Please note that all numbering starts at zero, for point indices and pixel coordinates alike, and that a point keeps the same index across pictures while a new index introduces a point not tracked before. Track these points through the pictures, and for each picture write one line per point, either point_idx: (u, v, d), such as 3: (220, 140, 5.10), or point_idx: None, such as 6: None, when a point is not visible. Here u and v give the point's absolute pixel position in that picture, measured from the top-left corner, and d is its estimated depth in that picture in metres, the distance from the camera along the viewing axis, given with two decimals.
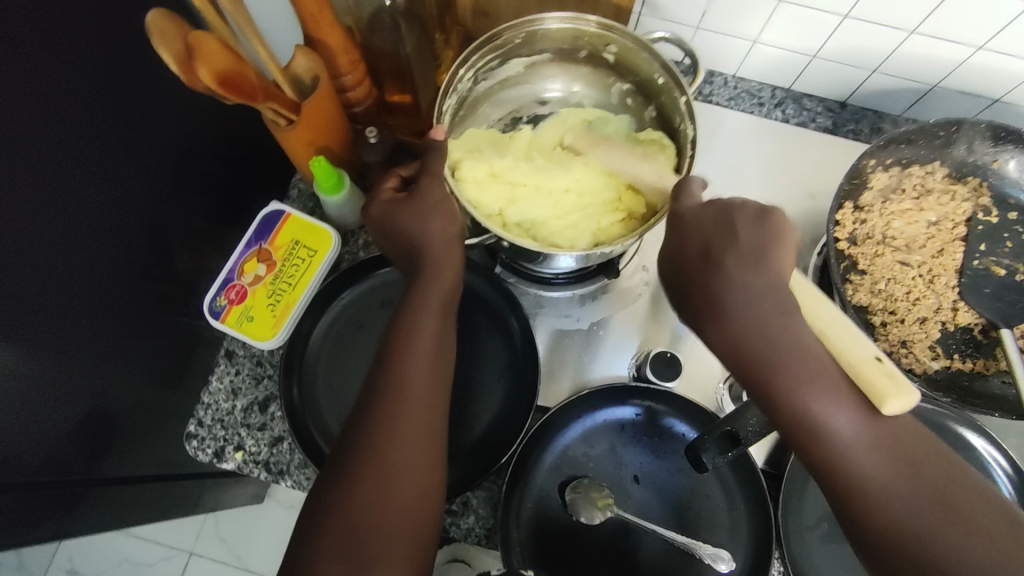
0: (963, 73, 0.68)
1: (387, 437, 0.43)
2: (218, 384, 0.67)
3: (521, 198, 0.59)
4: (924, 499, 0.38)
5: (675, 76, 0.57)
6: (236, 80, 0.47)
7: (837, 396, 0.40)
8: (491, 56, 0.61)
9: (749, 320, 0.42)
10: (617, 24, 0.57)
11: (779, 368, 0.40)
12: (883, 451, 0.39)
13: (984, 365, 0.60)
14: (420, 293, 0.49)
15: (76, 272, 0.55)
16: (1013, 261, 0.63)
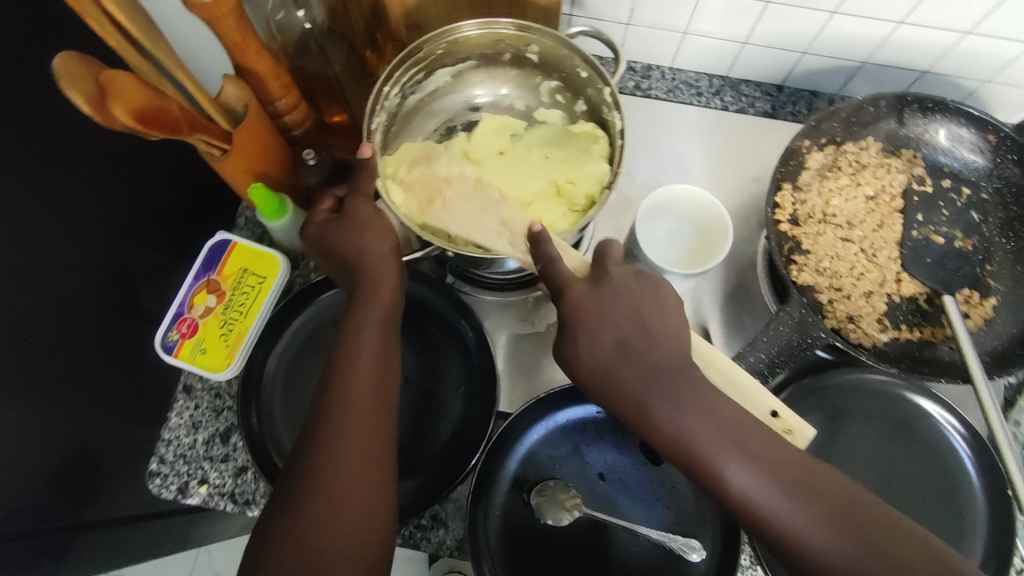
0: (889, 47, 0.69)
1: (334, 460, 0.43)
2: (178, 419, 0.66)
3: (473, 213, 0.59)
4: (854, 553, 0.41)
5: (598, 70, 0.58)
6: (154, 117, 0.47)
7: (754, 461, 0.43)
8: (415, 70, 0.62)
9: (677, 417, 0.44)
10: (532, 24, 0.59)
11: (713, 459, 0.44)
12: (812, 511, 0.42)
13: (931, 333, 0.61)
14: (357, 313, 0.49)
15: (33, 319, 0.54)
16: (950, 228, 0.64)
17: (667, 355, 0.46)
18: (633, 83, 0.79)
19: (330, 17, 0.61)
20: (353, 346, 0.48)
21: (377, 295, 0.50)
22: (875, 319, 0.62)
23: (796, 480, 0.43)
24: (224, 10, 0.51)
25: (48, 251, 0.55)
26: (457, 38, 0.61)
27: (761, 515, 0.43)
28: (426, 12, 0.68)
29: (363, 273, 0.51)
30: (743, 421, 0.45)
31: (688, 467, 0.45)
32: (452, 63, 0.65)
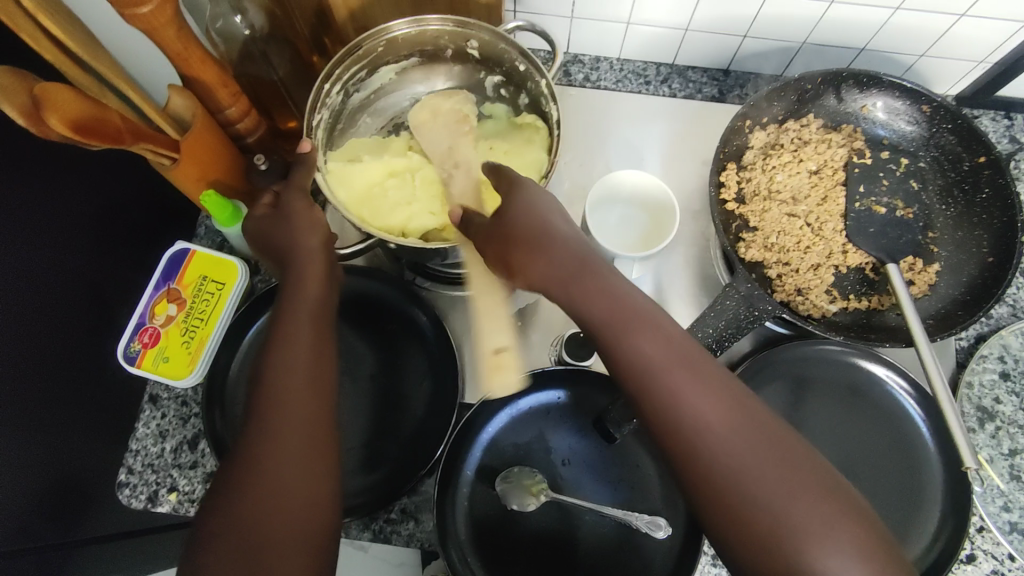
0: (824, 27, 0.71)
1: (272, 453, 0.43)
2: (145, 430, 0.66)
3: (417, 211, 0.61)
4: (779, 474, 0.41)
5: (530, 61, 0.62)
6: (94, 126, 0.48)
7: (669, 354, 0.44)
8: (357, 66, 0.65)
9: (633, 338, 0.45)
10: (468, 20, 0.62)
11: (656, 378, 0.44)
12: (721, 415, 0.43)
13: (878, 301, 0.63)
14: (287, 305, 0.50)
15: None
16: (892, 198, 0.66)
17: (613, 275, 0.48)
18: (582, 75, 0.80)
19: (271, 23, 0.62)
20: (286, 338, 0.48)
21: (304, 288, 0.51)
22: (823, 291, 0.63)
23: (731, 401, 0.43)
24: (162, 20, 0.52)
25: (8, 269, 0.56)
26: (397, 37, 0.65)
27: (693, 440, 0.42)
28: (371, 15, 0.69)
29: (292, 267, 0.52)
30: (691, 346, 0.45)
31: (638, 391, 0.44)
32: (394, 60, 0.69)
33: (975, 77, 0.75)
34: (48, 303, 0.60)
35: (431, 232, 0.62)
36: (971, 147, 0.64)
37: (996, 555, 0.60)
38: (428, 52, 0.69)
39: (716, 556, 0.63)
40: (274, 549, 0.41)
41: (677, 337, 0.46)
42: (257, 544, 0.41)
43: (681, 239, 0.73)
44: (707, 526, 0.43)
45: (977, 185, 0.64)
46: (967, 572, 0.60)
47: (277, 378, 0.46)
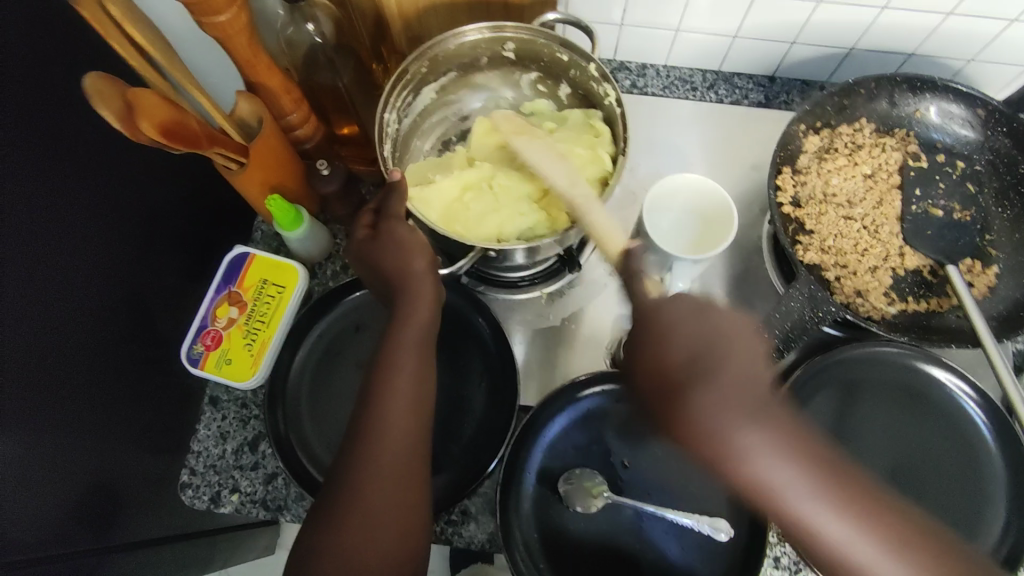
0: (874, 34, 0.72)
1: (372, 472, 0.47)
2: (206, 431, 0.67)
3: (508, 215, 0.63)
4: (866, 529, 0.41)
5: (575, 49, 0.63)
6: (178, 131, 0.50)
7: (789, 454, 0.41)
8: (404, 92, 0.66)
9: (752, 445, 0.41)
10: (506, 24, 0.64)
11: (752, 456, 0.41)
12: (829, 495, 0.41)
13: (937, 303, 0.63)
14: (397, 327, 0.52)
15: (67, 342, 0.56)
16: (948, 200, 0.67)
17: (730, 356, 0.44)
18: (629, 81, 0.81)
19: (337, 32, 0.64)
20: (392, 357, 0.51)
21: (412, 310, 0.53)
22: (881, 293, 0.63)
23: (800, 459, 0.41)
24: (236, 28, 0.53)
25: (77, 274, 0.57)
26: (440, 53, 0.66)
27: (779, 504, 0.41)
28: (426, 25, 0.71)
29: (403, 291, 0.54)
30: (761, 399, 0.43)
31: (712, 456, 0.42)
32: (434, 81, 0.70)
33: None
34: (107, 307, 0.61)
35: (526, 234, 0.64)
36: None
37: None
38: (466, 63, 0.70)
39: (778, 558, 0.63)
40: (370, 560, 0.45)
41: (746, 374, 0.43)
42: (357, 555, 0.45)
43: (733, 242, 0.74)
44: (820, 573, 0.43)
45: None
46: None
47: (383, 396, 0.49)
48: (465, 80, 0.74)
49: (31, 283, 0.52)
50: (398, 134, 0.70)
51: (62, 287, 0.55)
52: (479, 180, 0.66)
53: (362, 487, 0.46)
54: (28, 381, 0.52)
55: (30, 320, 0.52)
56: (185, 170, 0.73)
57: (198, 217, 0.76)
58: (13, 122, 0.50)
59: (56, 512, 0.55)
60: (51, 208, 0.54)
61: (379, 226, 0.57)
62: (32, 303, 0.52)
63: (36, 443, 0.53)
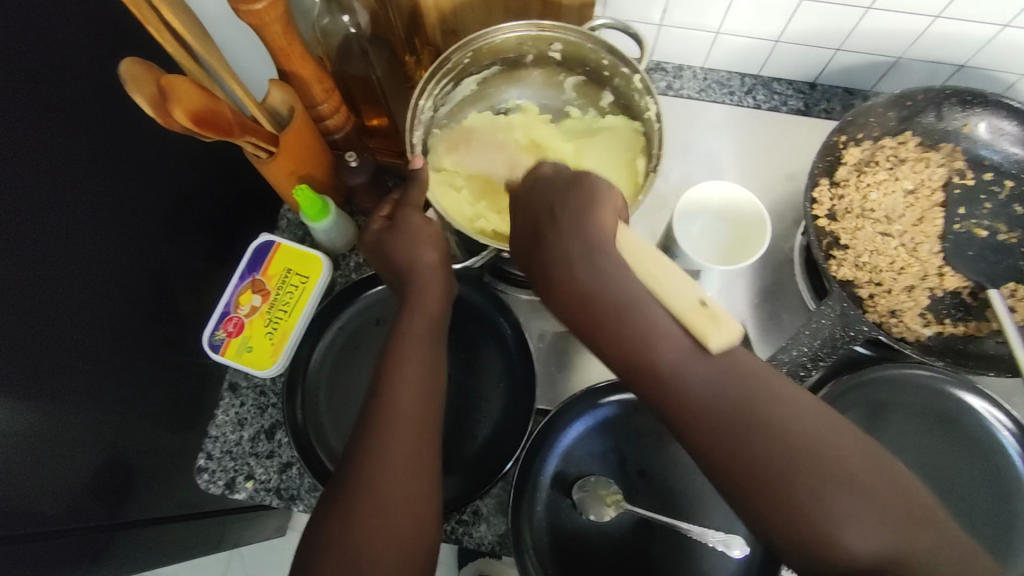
0: (924, 43, 0.69)
1: (381, 470, 0.45)
2: (224, 417, 0.68)
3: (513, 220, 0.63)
4: (773, 431, 0.37)
5: (621, 55, 0.62)
6: (211, 117, 0.50)
7: (723, 376, 0.38)
8: (445, 80, 0.65)
9: (692, 368, 0.39)
10: (557, 23, 0.63)
11: (667, 371, 0.39)
12: (733, 395, 0.38)
13: (977, 327, 0.61)
14: (407, 321, 0.52)
15: (86, 320, 0.56)
16: (994, 221, 0.64)
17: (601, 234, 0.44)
18: (665, 83, 0.80)
19: (373, 23, 0.63)
20: (403, 353, 0.50)
21: (424, 304, 0.53)
22: (916, 314, 0.61)
23: (750, 401, 0.38)
24: (273, 16, 0.53)
25: (99, 250, 0.57)
26: (483, 46, 0.65)
27: (724, 435, 0.37)
28: (461, 19, 0.70)
29: (411, 285, 0.54)
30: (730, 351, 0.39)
31: (650, 389, 0.40)
32: (476, 71, 0.69)
33: None
34: (127, 285, 0.61)
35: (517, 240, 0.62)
36: None
37: None
38: (510, 59, 0.69)
39: None
40: (385, 563, 0.44)
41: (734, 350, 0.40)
42: (373, 554, 0.43)
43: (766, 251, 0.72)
44: (747, 512, 0.37)
45: None
46: None
47: (393, 393, 0.48)
48: (506, 76, 0.73)
49: (52, 258, 0.52)
50: (433, 122, 0.69)
51: (83, 264, 0.55)
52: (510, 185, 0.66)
53: (373, 483, 0.45)
54: (44, 356, 0.52)
55: (51, 296, 0.52)
56: (215, 155, 0.74)
57: (226, 202, 0.76)
58: (45, 101, 0.50)
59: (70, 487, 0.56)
60: (76, 186, 0.54)
61: (396, 218, 0.57)
62: (54, 278, 0.52)
63: (51, 417, 0.53)
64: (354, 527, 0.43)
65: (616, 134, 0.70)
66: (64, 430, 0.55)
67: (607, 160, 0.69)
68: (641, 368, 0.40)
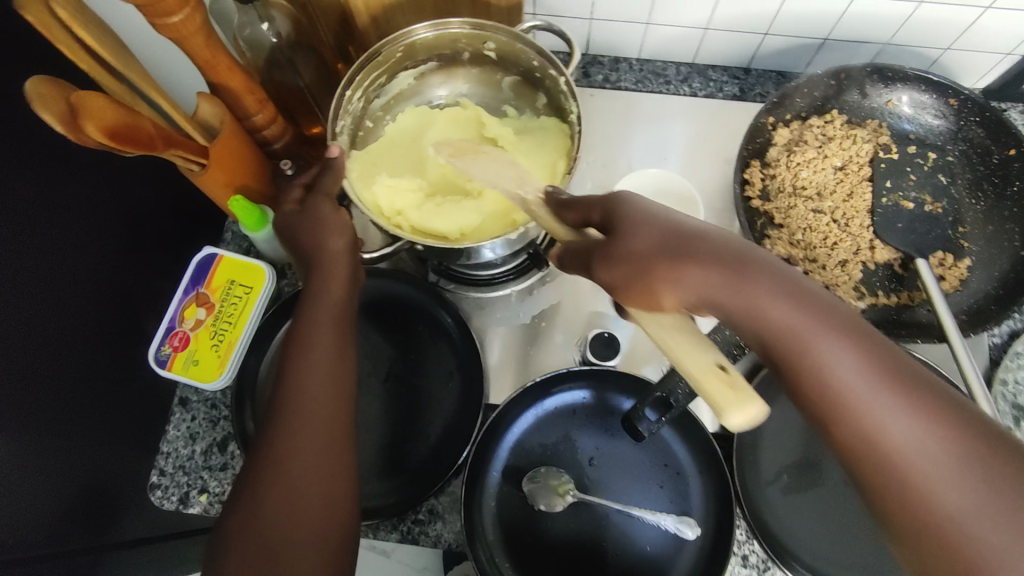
0: (847, 23, 0.71)
1: (317, 477, 0.46)
2: (175, 431, 0.68)
3: (423, 212, 0.62)
4: (909, 403, 0.34)
5: (547, 57, 0.62)
6: (128, 132, 0.50)
7: (854, 341, 0.35)
8: (377, 74, 0.66)
9: (811, 333, 0.35)
10: (488, 22, 0.63)
11: (807, 340, 0.35)
12: (868, 366, 0.35)
13: (908, 297, 0.62)
14: (311, 303, 0.52)
15: (42, 344, 0.55)
16: (920, 193, 0.65)
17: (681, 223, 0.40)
18: (602, 76, 0.81)
19: (297, 29, 0.63)
20: (309, 338, 0.50)
21: (327, 290, 0.53)
22: (851, 287, 0.62)
23: (882, 372, 0.35)
24: (192, 28, 0.53)
25: (55, 275, 0.56)
26: (415, 42, 0.65)
27: (843, 406, 0.34)
28: (394, 22, 0.70)
29: (316, 268, 0.54)
30: (866, 329, 0.36)
31: (786, 362, 0.36)
32: (412, 66, 0.70)
33: (1002, 70, 0.74)
34: (85, 307, 0.61)
35: (427, 232, 0.62)
36: (1000, 140, 0.64)
37: None
38: (446, 55, 0.70)
39: (745, 557, 0.62)
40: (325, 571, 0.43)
41: (852, 317, 0.36)
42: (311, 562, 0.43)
43: None
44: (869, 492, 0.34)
45: (1008, 178, 0.63)
46: None
47: (303, 381, 0.48)
48: (443, 72, 0.74)
49: (5, 283, 0.51)
50: (366, 114, 0.70)
51: (38, 288, 0.55)
52: (429, 181, 0.66)
53: (310, 491, 0.45)
54: (3, 382, 0.51)
55: (8, 322, 0.52)
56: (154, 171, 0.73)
57: None
58: None
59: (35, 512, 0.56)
60: (24, 208, 0.53)
61: (307, 201, 0.57)
62: (9, 305, 0.52)
63: (10, 444, 0.52)
64: (280, 524, 0.44)
65: (556, 134, 0.68)
66: (23, 457, 0.54)
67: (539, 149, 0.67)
68: (762, 339, 0.36)
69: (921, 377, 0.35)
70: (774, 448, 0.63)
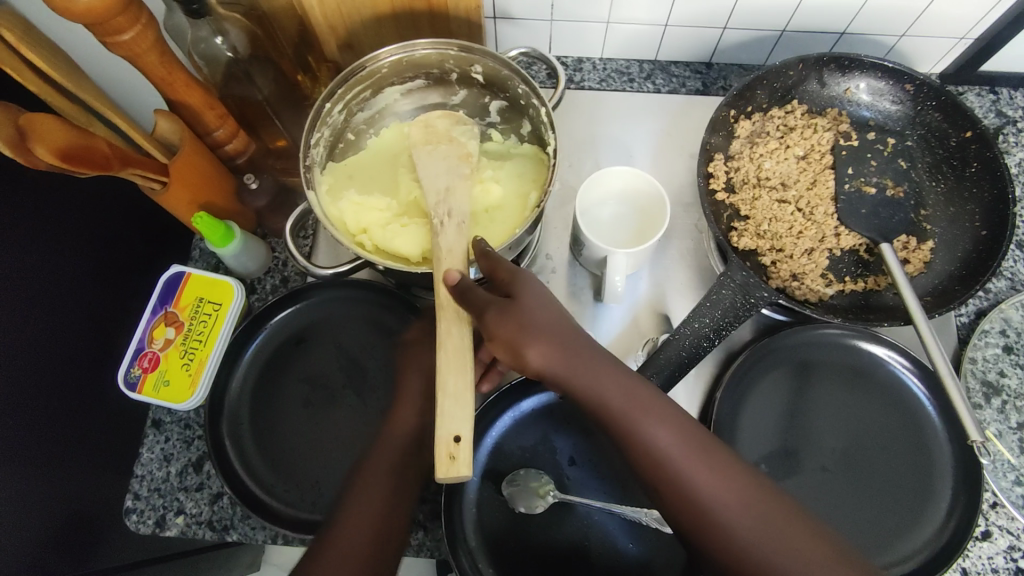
0: (803, 14, 0.71)
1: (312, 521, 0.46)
2: (149, 454, 0.66)
3: (388, 231, 0.60)
4: (743, 493, 0.45)
5: (532, 86, 0.60)
6: (81, 153, 0.50)
7: (681, 437, 0.46)
8: (360, 88, 0.64)
9: (663, 435, 0.46)
10: (475, 46, 0.61)
11: (647, 436, 0.46)
12: (699, 458, 0.46)
13: (875, 282, 0.62)
14: None
15: (6, 372, 0.54)
16: (881, 177, 0.66)
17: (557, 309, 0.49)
18: (566, 77, 0.81)
19: (253, 47, 0.63)
20: None
21: None
22: (818, 275, 0.63)
23: (721, 465, 0.46)
24: (145, 46, 0.53)
25: (17, 301, 0.55)
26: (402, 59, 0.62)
27: (688, 486, 0.45)
28: (355, 33, 0.69)
29: None
30: (687, 418, 0.48)
31: (635, 448, 0.47)
32: (399, 82, 0.67)
33: (957, 54, 0.76)
34: (51, 332, 0.59)
35: (390, 253, 0.60)
36: (957, 123, 0.64)
37: (1012, 530, 0.60)
38: (434, 74, 0.66)
39: None
40: None
41: (670, 416, 0.47)
42: None
43: (674, 231, 0.74)
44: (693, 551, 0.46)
45: (966, 160, 0.64)
46: (983, 549, 0.60)
47: None
48: (434, 90, 0.70)
49: None
50: (347, 127, 0.68)
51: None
52: (403, 201, 0.63)
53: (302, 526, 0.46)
54: None
55: None
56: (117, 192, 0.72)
57: None
58: None
59: (15, 545, 0.55)
60: None
61: None
62: None
63: None
64: None
65: (536, 163, 0.65)
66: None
67: (518, 178, 0.64)
68: (653, 472, 0.46)
69: (731, 449, 0.48)
70: (754, 435, 0.62)
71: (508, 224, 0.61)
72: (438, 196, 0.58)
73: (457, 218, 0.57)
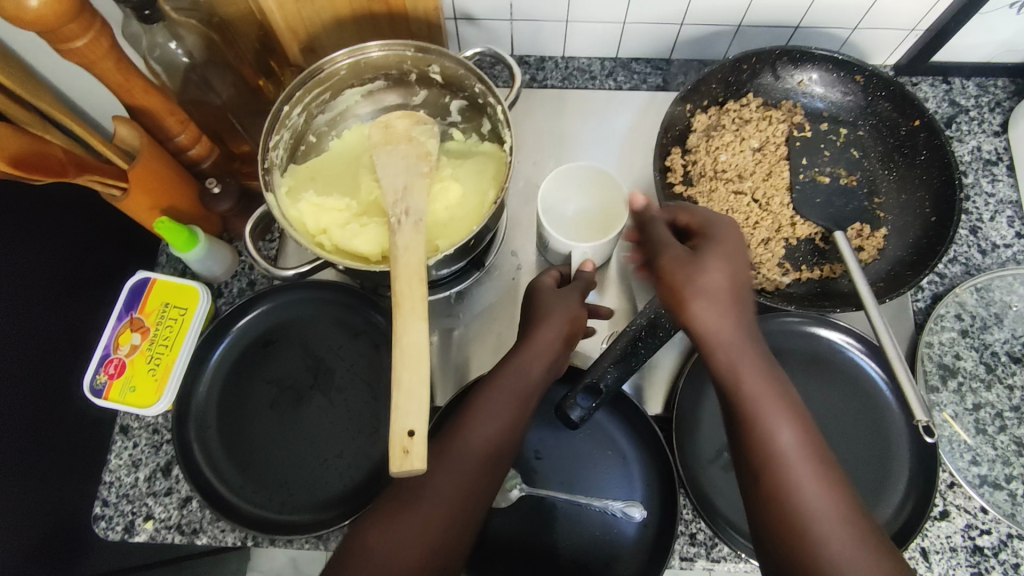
0: (756, 9, 0.73)
1: None
2: (117, 460, 0.66)
3: (348, 231, 0.61)
4: (837, 507, 0.44)
5: (489, 86, 0.61)
6: (35, 160, 0.50)
7: (803, 436, 0.45)
8: (318, 90, 0.64)
9: (781, 427, 0.45)
10: (432, 46, 0.61)
11: (764, 426, 0.45)
12: (812, 463, 0.45)
13: (831, 270, 0.63)
14: None
15: None
16: (834, 167, 0.68)
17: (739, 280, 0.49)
18: (528, 76, 0.82)
19: (212, 52, 0.64)
20: None
21: None
22: (775, 264, 0.64)
23: (827, 476, 0.45)
24: (99, 53, 0.53)
25: None
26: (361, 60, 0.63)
27: (787, 483, 0.44)
28: (318, 38, 0.70)
29: None
30: (810, 422, 0.47)
31: (746, 432, 0.46)
32: (358, 84, 0.67)
33: (909, 45, 0.77)
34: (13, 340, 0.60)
35: (349, 252, 0.60)
36: (906, 112, 0.66)
37: (969, 509, 0.62)
38: (393, 76, 0.67)
39: (694, 535, 0.62)
40: None
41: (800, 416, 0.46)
42: None
43: None
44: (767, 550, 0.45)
45: (916, 148, 0.65)
46: (941, 528, 0.61)
47: None
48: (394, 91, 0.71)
49: None
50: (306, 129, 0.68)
51: None
52: (363, 200, 0.64)
53: None
54: None
55: None
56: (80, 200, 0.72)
57: None
58: None
59: None
60: None
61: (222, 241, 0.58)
62: None
63: None
64: None
65: (495, 162, 0.66)
66: None
67: (477, 175, 0.65)
68: (760, 462, 0.45)
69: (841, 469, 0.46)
70: (713, 425, 0.64)
71: (467, 222, 0.62)
72: (397, 193, 0.59)
73: (414, 216, 0.57)
